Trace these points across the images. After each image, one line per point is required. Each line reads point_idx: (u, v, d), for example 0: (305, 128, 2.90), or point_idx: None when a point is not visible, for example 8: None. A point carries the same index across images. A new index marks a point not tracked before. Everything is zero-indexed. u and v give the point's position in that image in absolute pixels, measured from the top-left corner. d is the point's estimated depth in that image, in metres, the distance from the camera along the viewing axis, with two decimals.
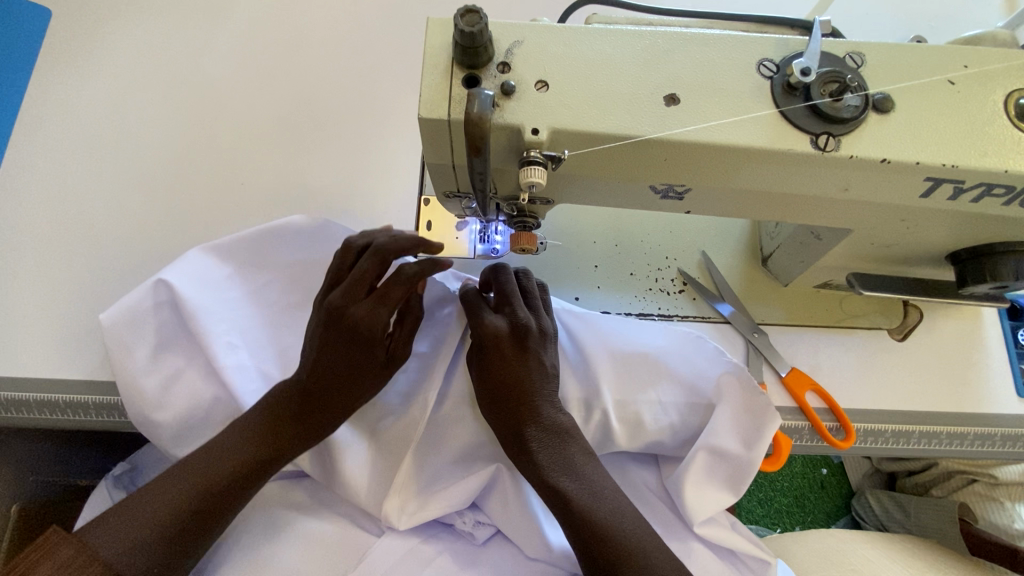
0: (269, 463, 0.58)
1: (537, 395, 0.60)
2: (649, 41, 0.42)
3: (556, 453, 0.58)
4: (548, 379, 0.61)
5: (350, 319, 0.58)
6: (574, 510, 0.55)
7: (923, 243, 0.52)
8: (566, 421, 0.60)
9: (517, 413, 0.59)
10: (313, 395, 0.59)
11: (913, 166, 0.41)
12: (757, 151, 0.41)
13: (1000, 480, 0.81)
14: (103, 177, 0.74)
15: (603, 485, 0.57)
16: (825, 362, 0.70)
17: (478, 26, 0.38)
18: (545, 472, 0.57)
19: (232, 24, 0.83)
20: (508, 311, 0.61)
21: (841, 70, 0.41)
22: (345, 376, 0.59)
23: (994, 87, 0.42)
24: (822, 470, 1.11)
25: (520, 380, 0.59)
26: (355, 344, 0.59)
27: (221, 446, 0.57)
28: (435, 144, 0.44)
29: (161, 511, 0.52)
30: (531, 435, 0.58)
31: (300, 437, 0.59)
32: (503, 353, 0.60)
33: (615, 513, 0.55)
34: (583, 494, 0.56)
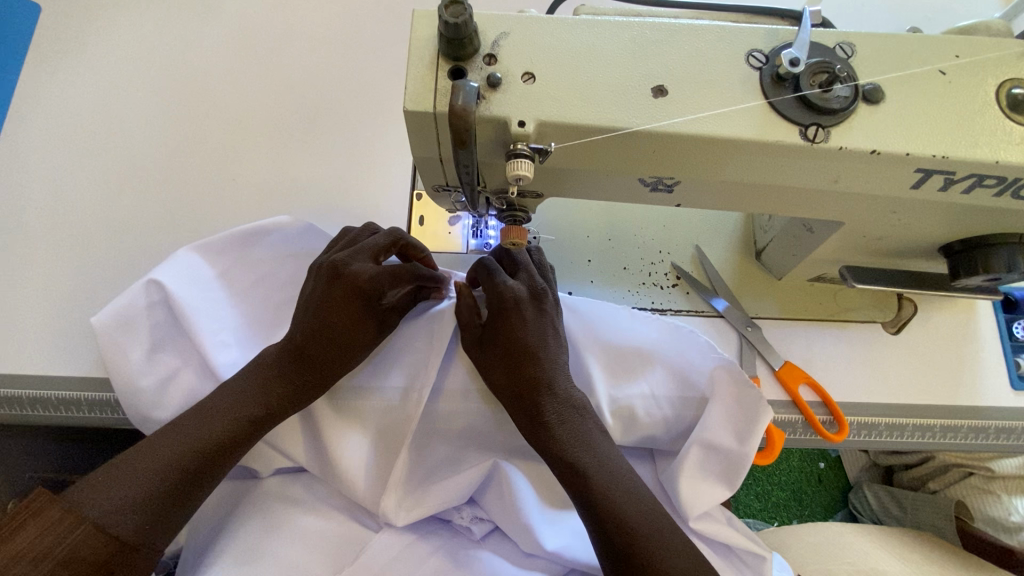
0: (261, 425, 0.58)
1: (554, 366, 0.60)
2: (635, 32, 0.41)
3: (575, 429, 0.58)
4: (558, 351, 0.61)
5: (348, 276, 0.60)
6: (594, 489, 0.54)
7: (916, 236, 0.52)
8: (580, 398, 0.60)
9: (535, 383, 0.59)
10: (307, 360, 0.60)
11: (903, 157, 0.40)
12: (745, 143, 0.40)
13: (997, 473, 0.81)
14: (93, 173, 0.74)
15: (619, 464, 0.57)
16: (819, 356, 0.70)
17: (462, 17, 0.38)
18: (564, 449, 0.57)
19: (222, 19, 0.83)
20: (525, 277, 0.62)
21: (830, 61, 0.41)
22: (338, 342, 0.60)
23: (985, 76, 0.41)
24: (818, 463, 1.11)
25: (540, 344, 0.60)
26: (349, 308, 0.60)
27: (214, 406, 0.57)
28: (422, 137, 0.43)
29: (156, 469, 0.52)
30: (549, 407, 0.58)
31: (292, 400, 0.60)
32: (523, 315, 0.60)
33: (630, 493, 0.55)
34: (600, 471, 0.56)
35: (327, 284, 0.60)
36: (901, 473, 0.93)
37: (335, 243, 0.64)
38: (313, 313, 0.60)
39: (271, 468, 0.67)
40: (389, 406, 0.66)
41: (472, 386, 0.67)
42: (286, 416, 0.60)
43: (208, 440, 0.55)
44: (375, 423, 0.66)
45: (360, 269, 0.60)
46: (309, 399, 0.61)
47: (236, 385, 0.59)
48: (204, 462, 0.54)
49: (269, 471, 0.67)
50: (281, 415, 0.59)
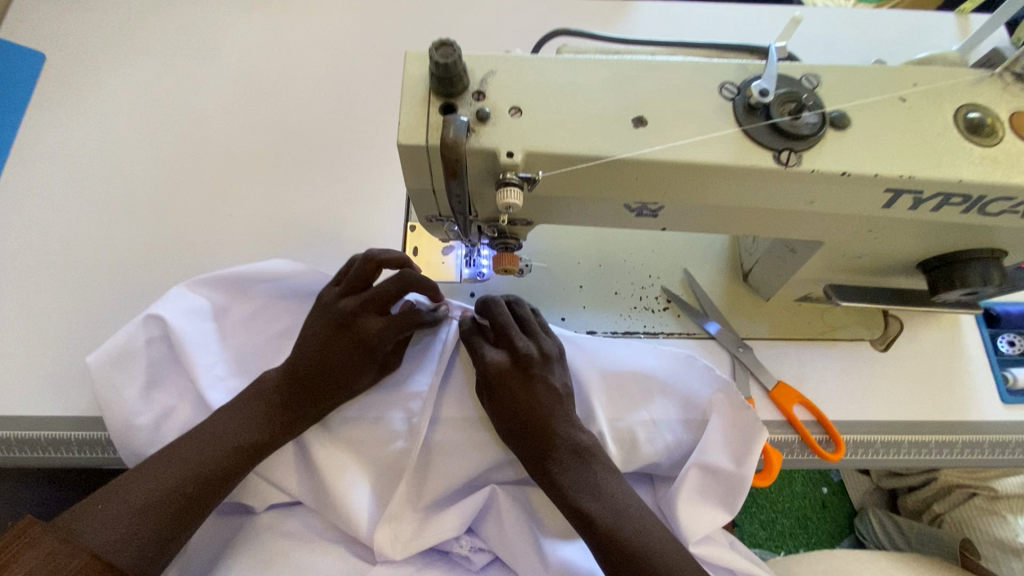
0: (264, 445, 0.61)
1: (551, 418, 0.63)
2: (615, 68, 0.44)
3: (579, 475, 0.61)
4: (547, 405, 0.63)
5: (357, 328, 0.64)
6: (601, 531, 0.58)
7: (895, 253, 0.54)
8: (586, 442, 0.62)
9: (536, 438, 0.62)
10: (309, 389, 0.63)
11: (872, 178, 0.42)
12: (725, 167, 0.42)
13: (1000, 492, 0.83)
14: (90, 214, 0.75)
15: (626, 503, 0.60)
16: (811, 375, 0.71)
17: (451, 59, 0.40)
18: (568, 492, 0.60)
19: (221, 62, 0.86)
20: (507, 343, 0.65)
21: (797, 91, 0.43)
22: (338, 377, 0.63)
23: (942, 102, 0.44)
24: (822, 489, 1.13)
25: (534, 406, 0.63)
26: (359, 342, 0.63)
27: (218, 432, 0.59)
28: (414, 169, 0.45)
29: (151, 498, 0.54)
30: (553, 457, 0.61)
31: (290, 423, 0.62)
32: (510, 387, 0.63)
33: (640, 530, 0.58)
34: (606, 513, 0.59)
35: (332, 329, 0.64)
36: (905, 498, 0.96)
37: (343, 277, 0.66)
38: (321, 347, 0.63)
39: (267, 503, 0.66)
40: (384, 440, 0.65)
41: (470, 415, 0.67)
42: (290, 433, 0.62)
43: (216, 464, 0.57)
44: (373, 457, 0.65)
45: (368, 324, 0.64)
46: (310, 416, 0.63)
47: (227, 411, 0.61)
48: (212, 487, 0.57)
49: (265, 507, 0.66)
50: (280, 434, 0.62)
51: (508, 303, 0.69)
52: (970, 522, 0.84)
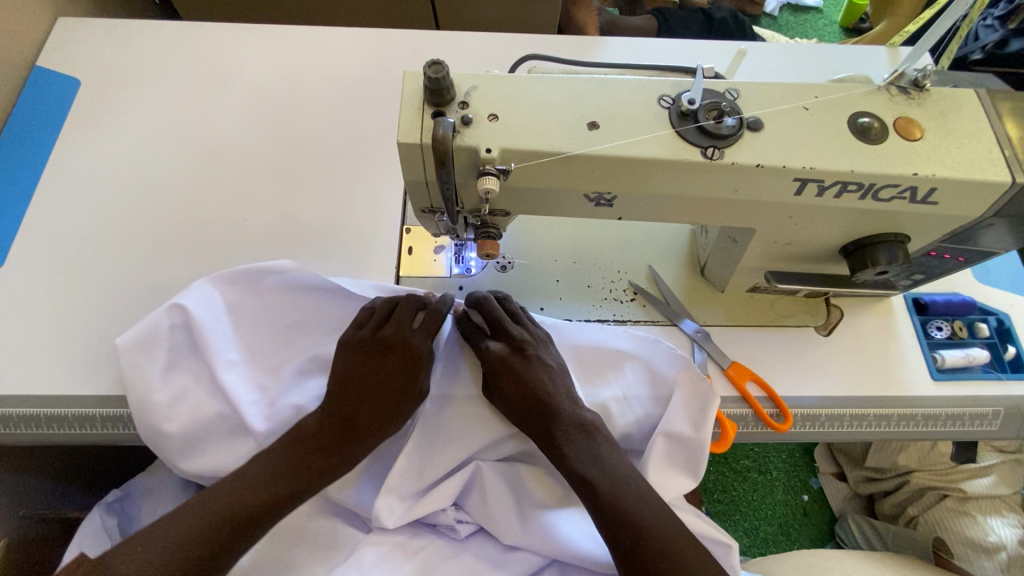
0: (321, 474, 0.68)
1: (551, 396, 0.71)
2: (574, 84, 0.54)
3: (583, 446, 0.68)
4: (545, 389, 0.71)
5: (408, 347, 0.72)
6: (602, 496, 0.65)
7: (818, 239, 0.64)
8: (592, 419, 0.70)
9: (540, 414, 0.70)
10: (358, 420, 0.70)
11: (781, 168, 0.52)
12: (662, 160, 0.52)
13: (967, 494, 1.16)
14: (119, 218, 0.84)
15: (624, 473, 0.67)
16: (762, 357, 0.79)
17: (441, 74, 0.50)
18: (573, 463, 0.67)
19: (239, 87, 0.97)
20: (503, 334, 0.74)
21: (719, 102, 0.54)
22: (390, 392, 0.71)
23: (836, 110, 0.55)
24: (803, 497, 1.45)
25: (535, 388, 0.71)
26: (397, 376, 0.72)
27: (277, 467, 0.67)
28: (412, 165, 0.55)
29: (188, 542, 0.61)
30: (558, 430, 0.69)
31: (344, 453, 0.69)
32: (510, 369, 0.71)
33: (638, 497, 0.64)
34: (606, 481, 0.65)
35: (380, 354, 0.72)
36: (883, 503, 1.29)
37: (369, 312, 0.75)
38: (361, 383, 0.71)
39: None
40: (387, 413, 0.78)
41: (456, 394, 0.75)
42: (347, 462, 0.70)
43: (259, 502, 0.64)
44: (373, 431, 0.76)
45: (418, 344, 0.73)
46: (364, 447, 0.70)
47: (273, 452, 0.68)
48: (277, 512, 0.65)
49: None
50: (340, 465, 0.69)
51: (498, 298, 0.77)
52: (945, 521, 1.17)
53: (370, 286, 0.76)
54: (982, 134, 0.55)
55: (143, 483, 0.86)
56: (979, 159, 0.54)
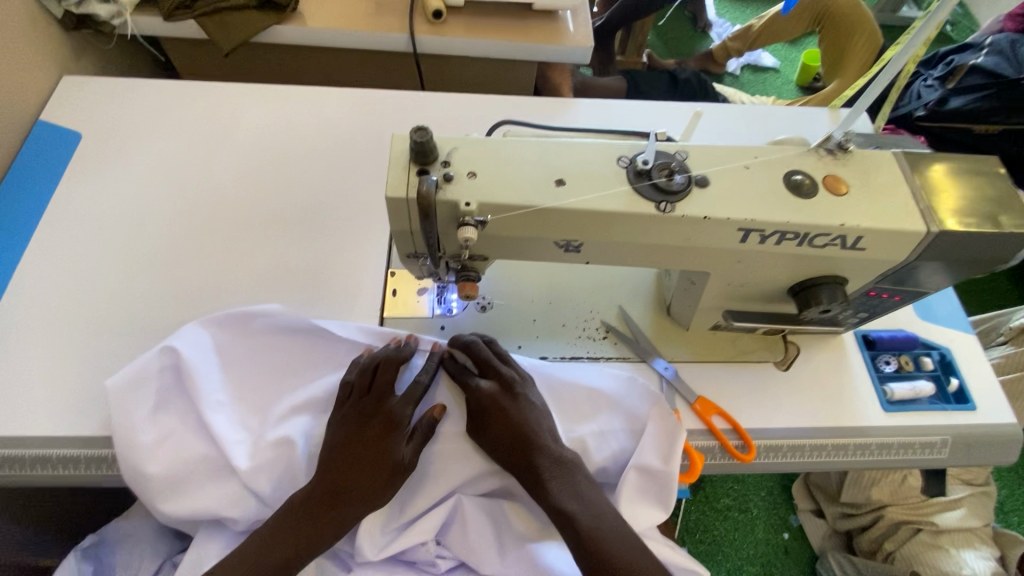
0: (320, 537, 0.69)
1: (536, 432, 0.74)
2: (543, 146, 0.62)
3: (565, 482, 0.71)
4: (531, 426, 0.74)
5: (386, 412, 0.74)
6: (584, 532, 0.67)
7: (766, 281, 0.71)
8: (572, 456, 0.73)
9: (525, 449, 0.72)
10: (345, 489, 0.71)
11: (726, 220, 0.59)
12: (621, 213, 0.59)
13: (939, 529, 1.26)
14: (114, 263, 0.87)
15: (603, 509, 0.70)
16: (726, 391, 0.85)
17: (425, 138, 0.57)
18: (556, 497, 0.69)
19: (235, 141, 1.03)
20: (493, 373, 0.78)
21: (670, 161, 0.61)
22: (369, 455, 0.72)
23: (772, 169, 0.63)
24: (784, 535, 1.50)
25: (521, 425, 0.74)
26: (379, 447, 0.73)
27: (272, 535, 0.68)
28: (398, 217, 0.60)
29: None
30: (542, 465, 0.71)
31: (337, 518, 0.69)
32: (499, 407, 0.75)
33: (617, 532, 0.68)
34: (587, 517, 0.68)
35: (360, 423, 0.74)
36: (860, 540, 1.37)
37: (351, 382, 0.77)
38: (346, 457, 0.72)
39: (251, 517, 0.74)
40: None
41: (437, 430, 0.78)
42: (343, 525, 0.70)
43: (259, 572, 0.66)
44: None
45: (395, 409, 0.75)
46: (358, 513, 0.70)
47: (267, 526, 0.69)
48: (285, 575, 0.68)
49: (248, 521, 0.75)
50: (332, 532, 0.69)
51: (485, 341, 0.82)
52: (919, 555, 1.25)
53: (357, 330, 0.80)
54: (899, 189, 0.64)
55: (121, 529, 0.85)
56: (897, 211, 0.62)
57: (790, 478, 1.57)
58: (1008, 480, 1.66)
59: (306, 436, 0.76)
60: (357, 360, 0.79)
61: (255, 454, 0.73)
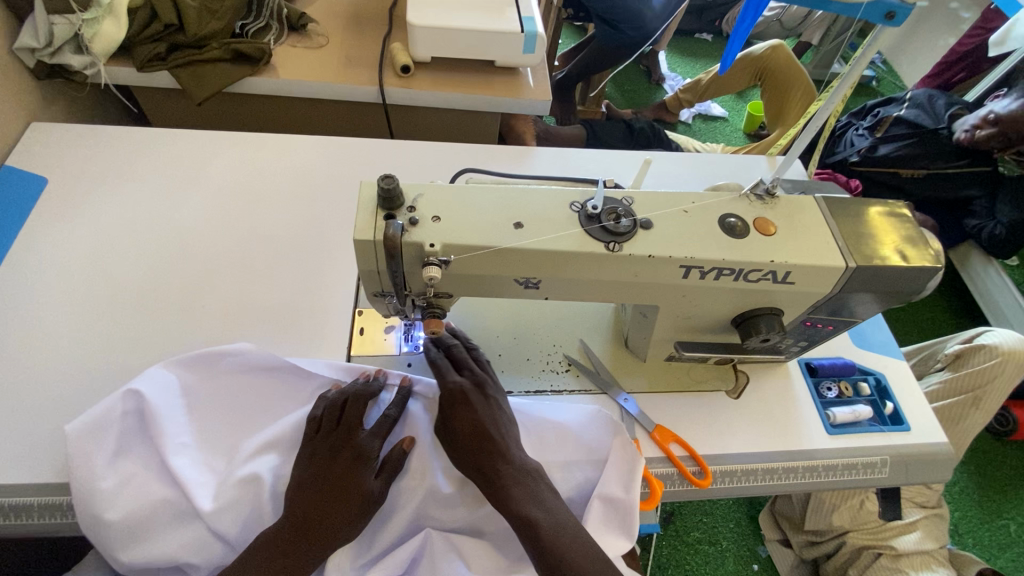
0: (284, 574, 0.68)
1: (501, 435, 0.75)
2: (501, 193, 0.67)
3: (526, 487, 0.72)
4: (492, 424, 0.76)
5: (354, 444, 0.75)
6: (544, 537, 0.68)
7: (710, 313, 0.77)
8: (533, 464, 0.75)
9: (490, 450, 0.73)
10: (316, 522, 0.70)
11: (669, 258, 0.66)
12: (574, 252, 0.64)
13: (897, 551, 1.30)
14: (76, 305, 0.87)
15: (563, 517, 0.71)
16: (682, 419, 0.89)
17: (392, 186, 0.61)
18: (517, 503, 0.70)
19: (205, 186, 1.06)
20: (468, 372, 0.79)
21: (618, 206, 0.67)
22: (337, 487, 0.72)
23: (708, 213, 0.70)
24: (753, 567, 1.54)
25: (489, 426, 0.75)
26: (348, 480, 0.73)
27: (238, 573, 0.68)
28: (366, 258, 0.64)
29: None
30: (504, 468, 0.72)
31: (305, 555, 0.69)
32: (469, 404, 0.75)
33: (576, 539, 0.69)
34: (549, 522, 0.69)
35: (330, 456, 0.75)
36: (826, 567, 1.40)
37: (320, 416, 0.78)
38: (317, 490, 0.72)
39: (216, 559, 0.73)
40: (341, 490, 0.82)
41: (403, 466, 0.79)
42: (306, 562, 0.69)
43: None
44: None
45: (363, 440, 0.76)
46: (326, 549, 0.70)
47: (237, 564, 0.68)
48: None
49: (209, 566, 0.73)
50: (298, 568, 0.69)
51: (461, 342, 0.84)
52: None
53: (327, 366, 0.83)
54: (820, 228, 0.71)
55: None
56: (819, 248, 0.70)
57: (755, 507, 1.62)
58: (958, 502, 1.74)
59: (274, 472, 0.76)
60: (326, 393, 0.81)
61: (220, 494, 0.73)
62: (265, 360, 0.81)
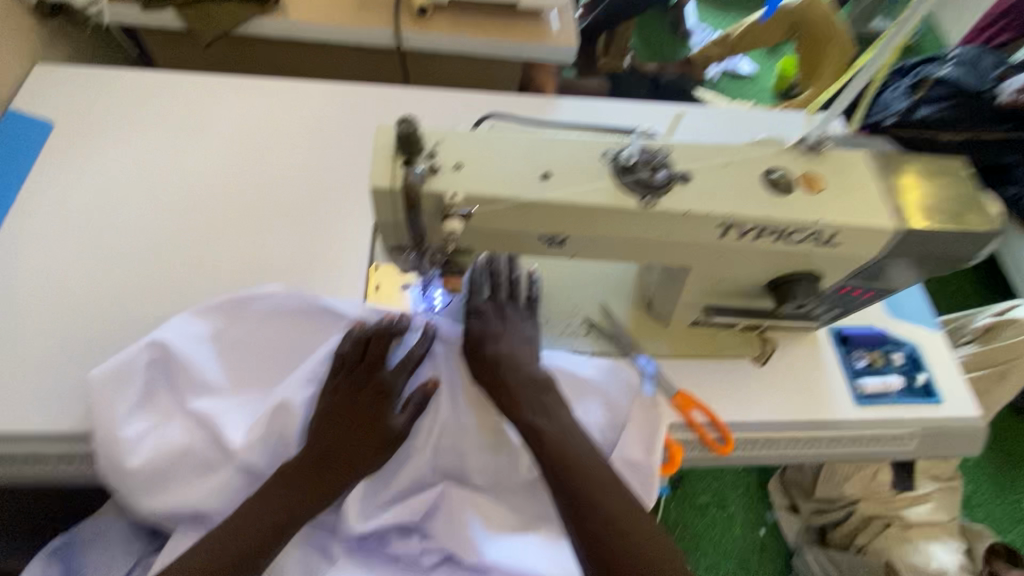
0: (315, 501, 0.70)
1: (514, 350, 0.77)
2: (528, 141, 0.62)
3: (534, 398, 0.74)
4: (511, 352, 0.76)
5: (377, 382, 0.74)
6: (548, 445, 0.71)
7: (744, 276, 0.72)
8: (545, 377, 0.76)
9: (502, 365, 0.75)
10: (339, 458, 0.71)
11: (708, 216, 0.61)
12: (605, 207, 0.60)
13: (907, 522, 1.31)
14: (87, 255, 0.86)
15: (570, 427, 0.73)
16: (706, 385, 0.87)
17: (410, 130, 0.57)
18: (526, 415, 0.72)
19: (214, 133, 1.02)
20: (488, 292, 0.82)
21: (654, 157, 0.62)
22: (360, 423, 0.73)
23: (751, 168, 0.65)
24: (760, 531, 1.54)
25: (501, 341, 0.77)
26: (371, 417, 0.73)
27: (264, 506, 0.69)
28: (384, 208, 0.60)
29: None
30: (513, 380, 0.74)
31: (328, 491, 0.71)
32: (483, 321, 0.79)
33: (580, 449, 0.71)
34: (554, 433, 0.72)
35: (353, 393, 0.74)
36: (834, 534, 1.41)
37: (345, 349, 0.75)
38: (340, 426, 0.72)
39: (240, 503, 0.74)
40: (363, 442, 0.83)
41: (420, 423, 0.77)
42: (335, 491, 0.71)
43: (247, 543, 0.67)
44: None
45: (386, 377, 0.75)
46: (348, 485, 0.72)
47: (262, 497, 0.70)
48: (277, 543, 0.69)
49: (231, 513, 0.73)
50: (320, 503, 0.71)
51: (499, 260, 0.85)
52: (890, 546, 1.30)
53: (350, 304, 0.80)
54: (871, 187, 0.66)
55: (89, 528, 0.82)
56: (869, 208, 0.65)
57: (766, 474, 1.61)
58: (972, 475, 1.72)
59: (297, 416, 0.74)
60: (352, 327, 0.77)
61: (248, 431, 0.72)
62: (287, 307, 0.78)
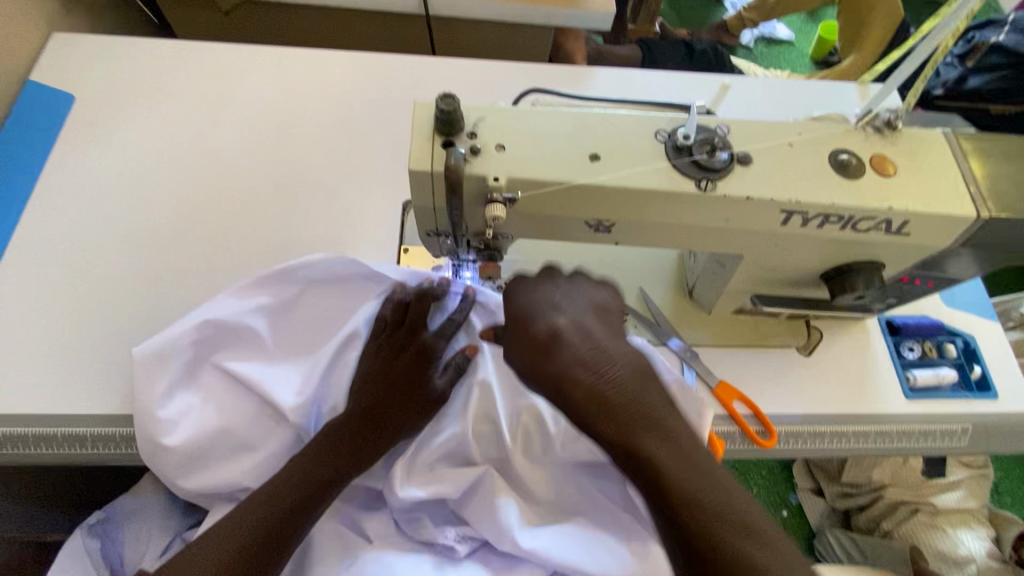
0: (361, 459, 0.72)
1: (591, 360, 0.56)
2: (575, 119, 0.58)
3: (636, 405, 0.56)
4: (577, 335, 0.57)
5: (417, 343, 0.76)
6: (662, 478, 0.54)
7: (799, 264, 0.68)
8: (640, 366, 0.57)
9: (579, 381, 0.55)
10: (381, 414, 0.74)
11: (770, 201, 0.57)
12: (658, 192, 0.56)
13: (936, 509, 1.26)
14: (113, 232, 0.84)
15: (680, 441, 0.56)
16: (747, 375, 0.83)
17: (452, 107, 0.53)
18: (629, 439, 0.55)
19: (236, 105, 0.98)
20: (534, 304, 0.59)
21: (713, 137, 0.57)
22: (401, 382, 0.75)
23: (817, 149, 0.59)
24: (782, 512, 1.52)
25: (570, 350, 0.56)
26: (411, 377, 0.75)
27: (309, 464, 0.70)
28: (422, 191, 0.57)
29: (218, 550, 0.65)
30: (604, 389, 0.55)
31: (371, 452, 0.72)
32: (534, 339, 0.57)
33: (696, 470, 0.55)
34: (666, 458, 0.55)
35: (393, 354, 0.76)
36: (857, 518, 1.37)
37: (386, 313, 0.75)
38: (382, 385, 0.75)
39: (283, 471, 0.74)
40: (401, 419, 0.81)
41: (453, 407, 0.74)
42: (380, 448, 0.74)
43: (291, 506, 0.68)
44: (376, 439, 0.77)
45: (425, 339, 0.76)
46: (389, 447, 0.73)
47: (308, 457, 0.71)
48: (326, 499, 0.71)
49: None
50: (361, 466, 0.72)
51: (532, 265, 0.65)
52: (919, 533, 1.26)
53: (388, 266, 0.74)
54: (949, 171, 0.60)
55: (128, 504, 0.83)
56: (947, 194, 0.59)
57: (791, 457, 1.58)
58: (1004, 463, 1.67)
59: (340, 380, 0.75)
60: (394, 292, 0.75)
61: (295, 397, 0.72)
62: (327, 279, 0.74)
